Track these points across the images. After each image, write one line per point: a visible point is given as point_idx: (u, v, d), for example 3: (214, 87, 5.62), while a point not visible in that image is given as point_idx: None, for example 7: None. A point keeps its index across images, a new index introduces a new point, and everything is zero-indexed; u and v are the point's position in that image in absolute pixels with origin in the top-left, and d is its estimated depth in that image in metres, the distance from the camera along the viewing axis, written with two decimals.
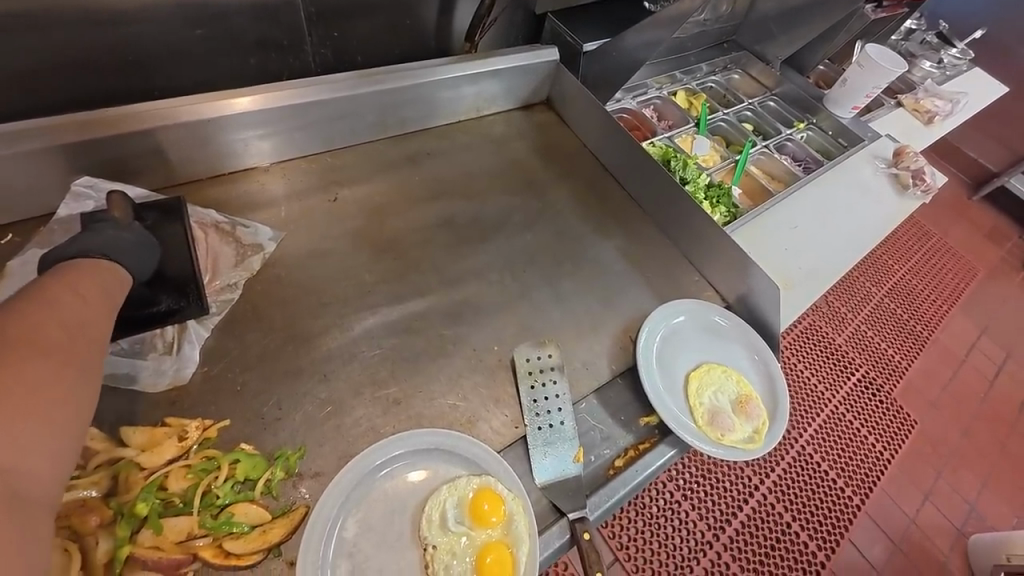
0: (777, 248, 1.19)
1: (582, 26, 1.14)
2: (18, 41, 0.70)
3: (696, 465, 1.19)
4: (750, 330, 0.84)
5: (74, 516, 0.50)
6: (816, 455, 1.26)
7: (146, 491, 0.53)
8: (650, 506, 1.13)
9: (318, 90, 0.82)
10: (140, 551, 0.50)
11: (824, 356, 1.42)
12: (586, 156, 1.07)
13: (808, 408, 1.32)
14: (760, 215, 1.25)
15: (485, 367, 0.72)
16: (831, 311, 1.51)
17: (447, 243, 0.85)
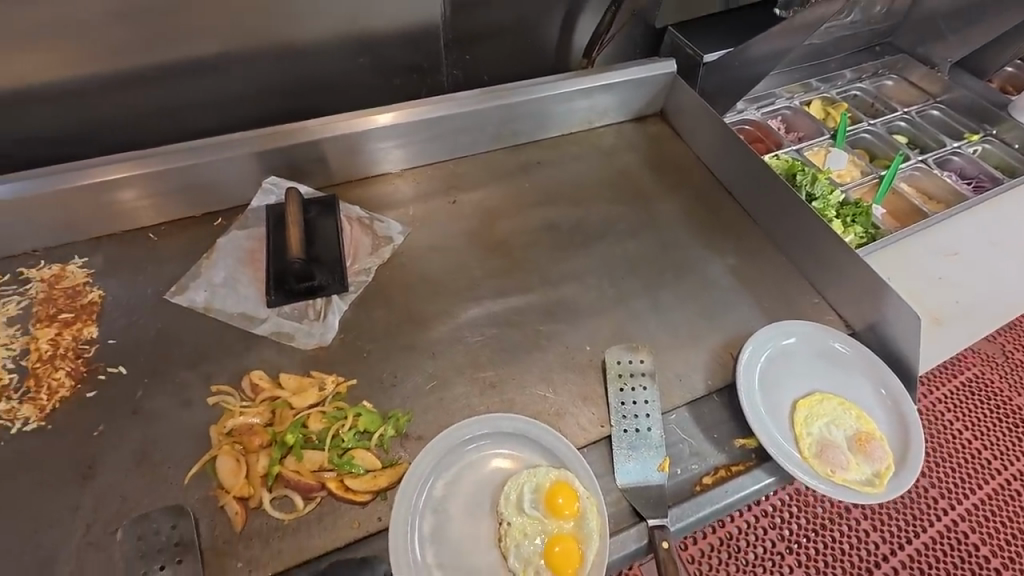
0: (928, 276, 1.03)
1: (705, 35, 1.13)
2: (239, 72, 0.92)
3: (807, 518, 1.06)
4: (875, 357, 0.75)
5: (246, 435, 0.65)
6: (969, 534, 1.05)
7: (295, 425, 0.66)
8: (747, 552, 1.02)
9: (446, 106, 0.94)
10: (284, 472, 0.62)
11: (991, 415, 1.17)
12: (698, 167, 1.04)
13: (963, 475, 1.10)
14: (911, 237, 1.08)
15: (577, 366, 0.75)
16: (1006, 362, 1.24)
17: (550, 246, 0.90)
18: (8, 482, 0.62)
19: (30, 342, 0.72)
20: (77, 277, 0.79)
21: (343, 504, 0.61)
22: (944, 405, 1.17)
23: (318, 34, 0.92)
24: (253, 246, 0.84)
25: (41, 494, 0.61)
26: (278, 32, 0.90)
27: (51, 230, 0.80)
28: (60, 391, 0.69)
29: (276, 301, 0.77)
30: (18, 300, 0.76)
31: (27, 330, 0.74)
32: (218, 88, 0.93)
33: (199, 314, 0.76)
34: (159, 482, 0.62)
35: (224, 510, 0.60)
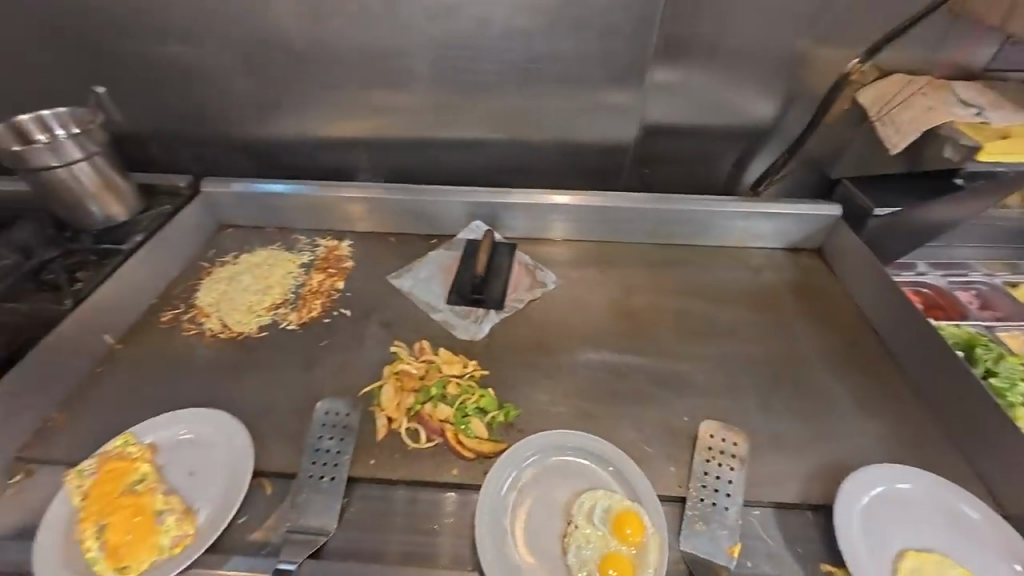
0: None
1: (880, 190, 1.17)
2: (481, 151, 1.29)
3: None
4: (1021, 538, 0.67)
5: (405, 378, 0.88)
6: None
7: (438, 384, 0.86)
8: None
9: (617, 201, 1.18)
10: (421, 413, 0.82)
11: None
12: (849, 305, 1.06)
13: None
14: None
15: (672, 429, 0.82)
16: None
17: (677, 328, 1.01)
18: (263, 356, 0.93)
19: (307, 280, 1.09)
20: (344, 252, 1.17)
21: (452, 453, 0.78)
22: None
23: (542, 138, 1.25)
24: (450, 262, 1.15)
25: (277, 369, 0.90)
26: (516, 130, 1.25)
27: (339, 220, 1.21)
28: (315, 312, 1.01)
29: (453, 301, 1.04)
30: (309, 255, 1.16)
31: (308, 271, 1.11)
32: (463, 159, 1.31)
33: (402, 294, 1.06)
34: (343, 389, 0.87)
35: (375, 421, 0.82)
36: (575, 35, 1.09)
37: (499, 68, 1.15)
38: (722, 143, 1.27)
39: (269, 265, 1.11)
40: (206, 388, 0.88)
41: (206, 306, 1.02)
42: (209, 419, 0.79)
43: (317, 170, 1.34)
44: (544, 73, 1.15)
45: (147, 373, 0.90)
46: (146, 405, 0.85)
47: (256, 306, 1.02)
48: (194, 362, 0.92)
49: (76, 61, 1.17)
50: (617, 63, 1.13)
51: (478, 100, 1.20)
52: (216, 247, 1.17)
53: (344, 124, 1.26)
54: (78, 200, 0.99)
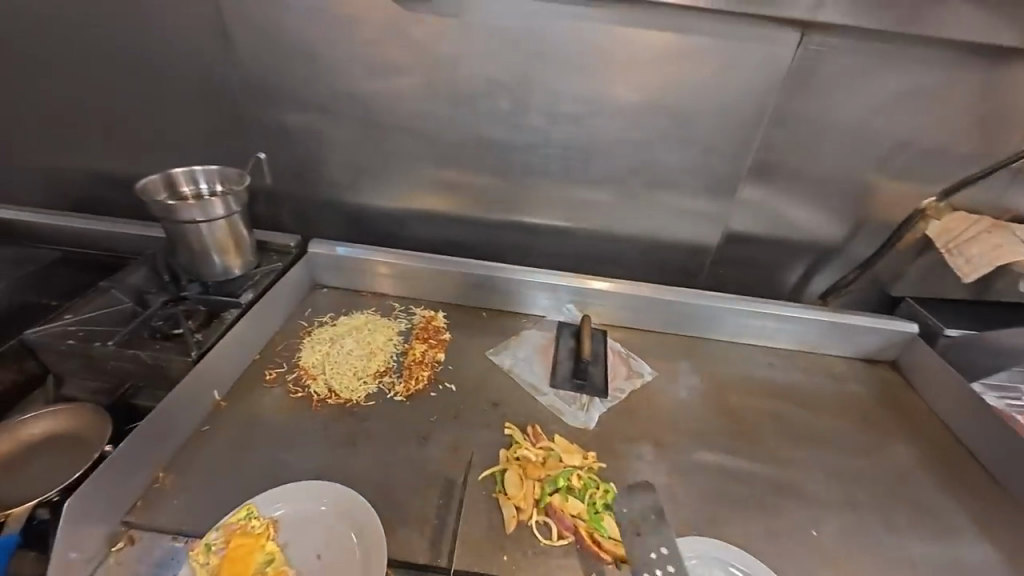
0: None
1: (946, 313, 1.27)
2: (570, 238, 1.37)
3: None
4: None
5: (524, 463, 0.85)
6: None
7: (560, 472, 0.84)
8: None
9: (701, 298, 1.20)
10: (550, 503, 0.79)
11: None
12: (938, 425, 1.08)
13: None
14: None
15: (805, 544, 0.81)
16: None
17: (781, 432, 1.01)
18: (374, 427, 0.90)
19: (409, 349, 1.08)
20: (441, 323, 1.18)
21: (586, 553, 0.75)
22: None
23: (631, 232, 1.35)
24: (545, 343, 1.15)
25: (391, 443, 0.88)
26: (607, 223, 1.34)
27: (432, 290, 1.23)
28: (422, 383, 1.00)
29: (557, 384, 1.04)
30: (405, 323, 1.16)
31: (408, 340, 1.11)
32: (551, 242, 1.38)
33: (504, 372, 1.07)
34: (462, 471, 0.85)
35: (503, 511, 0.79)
36: (680, 151, 1.22)
37: (603, 168, 1.26)
38: (795, 254, 1.37)
39: (368, 330, 1.11)
40: (319, 458, 0.84)
41: (310, 367, 1.00)
42: (335, 494, 0.75)
43: (410, 241, 1.40)
44: (647, 179, 1.27)
45: (255, 436, 0.87)
46: (256, 472, 0.81)
47: (361, 372, 1.00)
48: (304, 428, 0.89)
49: (212, 120, 1.25)
50: (714, 177, 1.25)
51: (577, 193, 1.30)
52: (312, 306, 1.18)
53: (448, 205, 1.34)
54: (205, 252, 1.01)
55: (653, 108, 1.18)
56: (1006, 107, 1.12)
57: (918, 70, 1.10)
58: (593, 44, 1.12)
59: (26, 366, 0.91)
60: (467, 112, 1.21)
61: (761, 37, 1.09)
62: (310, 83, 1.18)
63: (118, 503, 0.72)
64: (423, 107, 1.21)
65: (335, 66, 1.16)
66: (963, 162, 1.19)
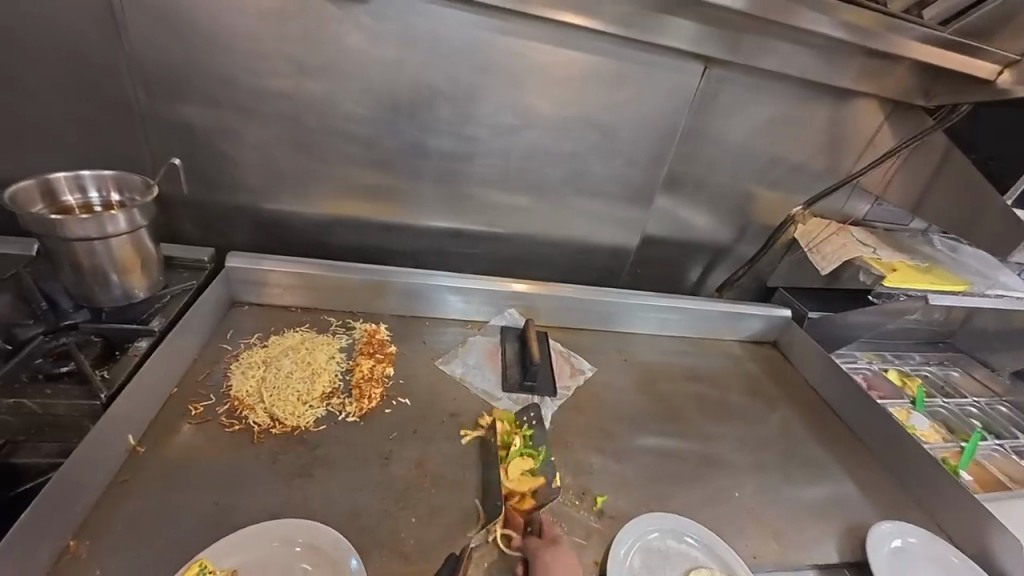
0: None
1: (808, 299, 1.56)
2: (505, 243, 1.41)
3: None
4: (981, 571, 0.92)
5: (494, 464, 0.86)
6: None
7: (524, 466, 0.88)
8: None
9: (628, 296, 1.32)
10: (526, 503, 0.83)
11: None
12: (809, 390, 1.33)
13: None
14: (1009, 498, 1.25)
15: (730, 505, 0.95)
16: None
17: (702, 411, 1.17)
18: (329, 453, 0.86)
19: (354, 366, 1.03)
20: (385, 336, 1.14)
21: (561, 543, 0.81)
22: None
23: (561, 236, 1.43)
24: (492, 348, 1.18)
25: (351, 467, 0.84)
26: (539, 229, 1.41)
27: (371, 302, 1.18)
28: (375, 401, 0.97)
29: (509, 388, 1.07)
30: (346, 339, 1.10)
31: (352, 356, 1.06)
32: (486, 248, 1.41)
33: (456, 380, 1.07)
34: (430, 486, 0.84)
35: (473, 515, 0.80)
36: (604, 162, 1.33)
37: (534, 176, 1.32)
38: (697, 254, 1.58)
39: (307, 349, 1.03)
40: (273, 494, 0.78)
41: (245, 396, 0.91)
42: (299, 531, 0.70)
43: (340, 250, 1.33)
44: (576, 188, 1.36)
45: (190, 481, 0.77)
46: (198, 522, 0.72)
47: (306, 396, 0.93)
48: (249, 464, 0.81)
49: (91, 114, 1.06)
50: (632, 187, 1.39)
51: (512, 200, 1.35)
52: (234, 328, 1.07)
53: (382, 213, 1.30)
54: (98, 274, 0.85)
55: (581, 122, 1.27)
56: (844, 135, 1.41)
57: (785, 102, 1.34)
58: (527, 58, 1.17)
59: None
60: (402, 120, 1.19)
61: (672, 65, 1.23)
62: (221, 78, 1.06)
63: None
64: (355, 111, 1.15)
65: (252, 61, 1.06)
66: (817, 177, 1.48)
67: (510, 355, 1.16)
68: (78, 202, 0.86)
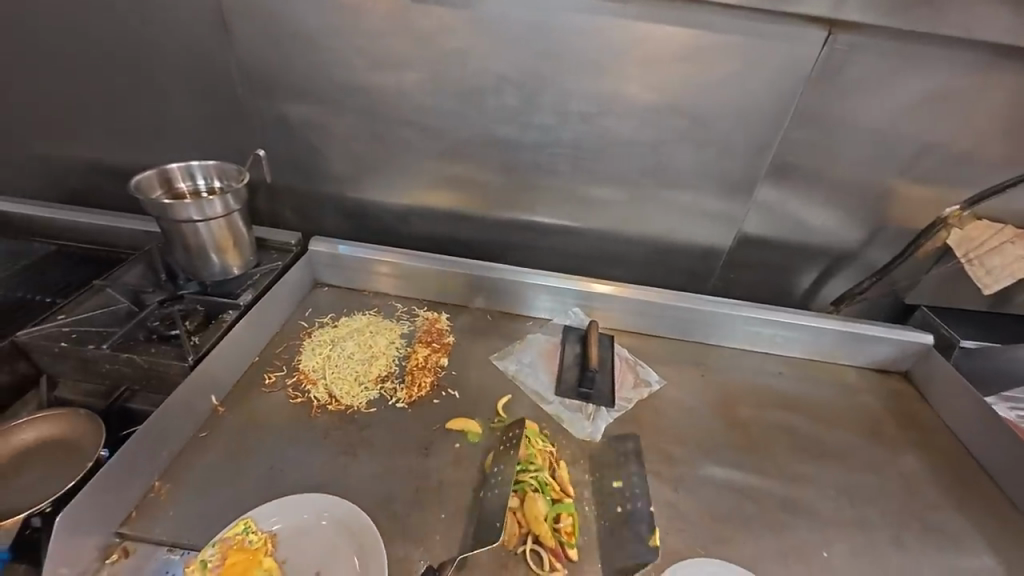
0: None
1: (959, 325, 1.24)
2: (577, 238, 1.34)
3: None
4: None
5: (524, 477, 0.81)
6: None
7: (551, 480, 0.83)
8: None
9: (710, 303, 1.17)
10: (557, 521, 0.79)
11: None
12: (950, 439, 1.05)
13: None
14: None
15: (814, 566, 0.79)
16: None
17: (792, 446, 0.99)
18: (375, 436, 0.89)
19: (411, 353, 1.06)
20: (444, 325, 1.14)
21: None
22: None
23: (639, 234, 1.31)
24: (550, 347, 1.12)
25: (392, 453, 0.86)
26: (614, 224, 1.31)
27: (435, 291, 1.20)
28: (425, 390, 0.98)
29: (563, 392, 1.01)
30: (408, 326, 1.13)
31: (410, 343, 1.08)
32: (557, 242, 1.35)
33: (508, 377, 1.04)
34: (465, 484, 0.83)
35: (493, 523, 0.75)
36: (693, 151, 1.18)
37: (612, 166, 1.22)
38: (808, 260, 1.33)
39: (370, 332, 1.08)
40: (320, 468, 0.82)
41: (310, 371, 0.98)
42: (334, 508, 0.73)
43: (413, 240, 1.37)
44: (658, 180, 1.23)
45: (253, 444, 0.85)
46: (255, 482, 0.79)
47: (362, 377, 0.98)
48: (304, 435, 0.87)
49: (213, 112, 1.21)
50: (728, 179, 1.22)
51: (586, 192, 1.26)
52: (312, 307, 1.15)
53: (454, 204, 1.31)
54: (201, 252, 0.98)
55: (667, 105, 1.13)
56: None
57: (944, 72, 1.05)
58: (607, 36, 1.07)
59: (19, 366, 0.86)
60: (473, 108, 1.17)
61: (785, 34, 1.04)
62: (312, 75, 1.14)
63: (113, 512, 0.71)
64: (429, 101, 1.17)
65: (338, 57, 1.12)
66: (988, 169, 1.15)
67: (570, 357, 1.09)
68: (189, 188, 0.99)
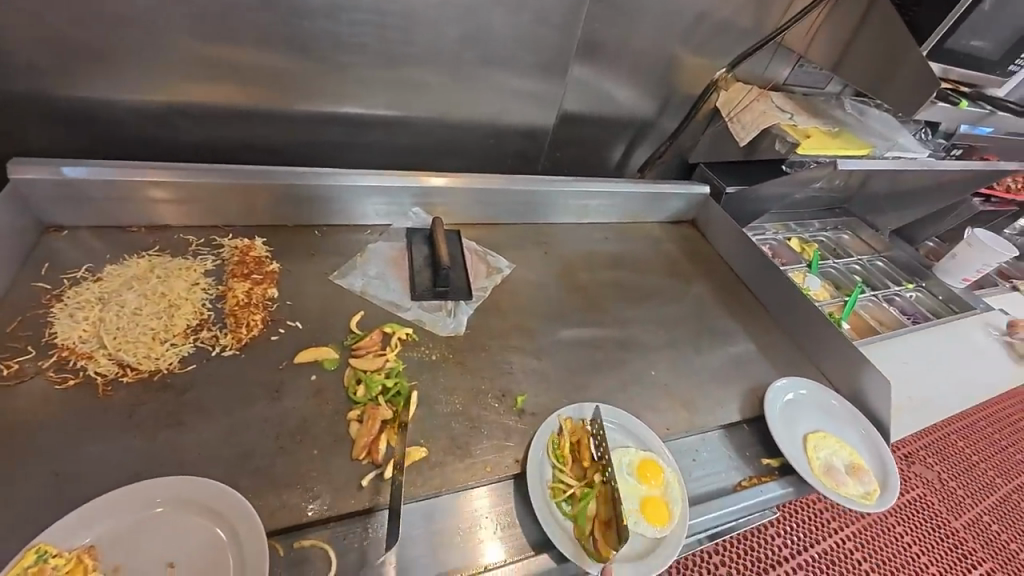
0: (898, 375, 1.38)
1: (726, 174, 1.53)
2: (402, 130, 1.19)
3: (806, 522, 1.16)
4: (855, 409, 1.04)
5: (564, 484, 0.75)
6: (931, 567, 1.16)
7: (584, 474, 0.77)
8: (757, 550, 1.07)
9: (545, 183, 1.20)
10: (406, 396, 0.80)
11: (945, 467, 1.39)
12: (723, 265, 1.36)
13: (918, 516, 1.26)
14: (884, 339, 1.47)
15: (647, 385, 0.98)
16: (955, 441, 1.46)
17: (621, 297, 1.15)
18: (204, 395, 0.73)
19: (226, 291, 0.86)
20: (262, 252, 0.95)
21: (488, 455, 0.78)
22: (930, 475, 1.35)
23: (468, 119, 1.23)
24: (397, 253, 1.04)
25: (233, 408, 0.73)
26: (441, 110, 1.19)
27: (238, 212, 0.97)
28: (257, 329, 0.83)
29: (419, 296, 0.97)
30: (212, 260, 0.91)
31: (222, 280, 0.88)
32: (380, 139, 1.19)
33: (356, 294, 0.95)
34: (331, 415, 0.76)
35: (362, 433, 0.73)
36: (510, 17, 1.10)
37: (429, 40, 1.07)
38: (619, 132, 1.45)
39: (157, 278, 0.84)
40: (135, 452, 0.66)
41: (78, 343, 0.73)
42: (164, 489, 0.60)
43: (189, 150, 1.05)
44: (480, 55, 1.14)
45: (12, 455, 0.62)
46: (34, 500, 0.60)
47: (163, 333, 0.77)
48: (97, 422, 0.67)
49: None
50: (546, 52, 1.19)
51: (403, 72, 1.10)
52: (50, 260, 0.83)
53: (235, 96, 1.01)
54: None
55: None
56: None
57: None
58: None
59: None
60: None
61: None
62: None
63: None
64: None
65: None
66: (742, 36, 1.36)
67: (419, 261, 1.03)
68: None
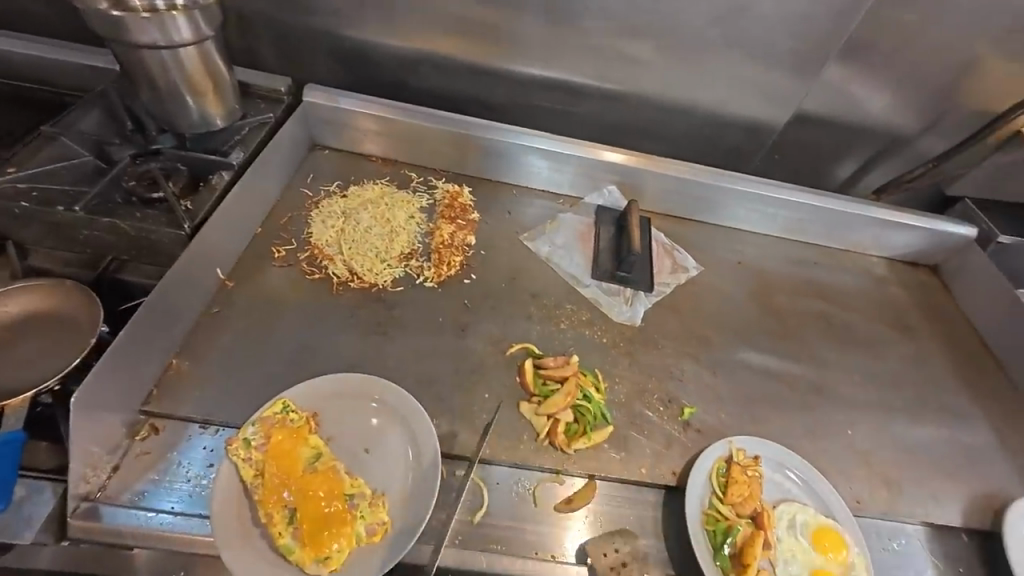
0: None
1: (1002, 217, 1.19)
2: (616, 104, 1.15)
3: None
4: None
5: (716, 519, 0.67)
6: None
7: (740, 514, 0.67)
8: None
9: (759, 185, 1.07)
10: (598, 382, 0.80)
11: None
12: (970, 330, 1.07)
13: None
14: None
15: (838, 443, 0.83)
16: None
17: (823, 333, 0.98)
18: (405, 316, 0.82)
19: (434, 229, 0.95)
20: (467, 200, 1.01)
21: (644, 456, 0.74)
22: None
23: (686, 104, 1.14)
24: (585, 228, 1.03)
25: (425, 334, 0.81)
26: (661, 89, 1.12)
27: (454, 159, 1.04)
28: (454, 269, 0.90)
29: (599, 276, 0.95)
30: (427, 199, 1.00)
31: (432, 219, 0.97)
32: (590, 111, 1.17)
33: (540, 259, 0.96)
34: (504, 366, 0.79)
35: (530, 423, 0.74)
36: None
37: (672, 12, 1.00)
38: (863, 142, 1.21)
39: (385, 204, 0.95)
40: (350, 347, 0.77)
41: (325, 245, 0.87)
42: (371, 387, 0.69)
43: (424, 96, 1.15)
44: (723, 33, 1.03)
45: (272, 323, 0.77)
46: (281, 362, 0.74)
47: (384, 254, 0.88)
48: (329, 314, 0.80)
49: None
50: (804, 37, 1.03)
51: (637, 44, 1.05)
52: (314, 173, 0.99)
53: (474, 52, 1.08)
54: (173, 92, 0.79)
55: None
56: None
57: None
58: None
59: None
60: None
61: None
62: None
63: (134, 389, 0.65)
64: None
65: None
66: None
67: (605, 243, 1.00)
68: None
